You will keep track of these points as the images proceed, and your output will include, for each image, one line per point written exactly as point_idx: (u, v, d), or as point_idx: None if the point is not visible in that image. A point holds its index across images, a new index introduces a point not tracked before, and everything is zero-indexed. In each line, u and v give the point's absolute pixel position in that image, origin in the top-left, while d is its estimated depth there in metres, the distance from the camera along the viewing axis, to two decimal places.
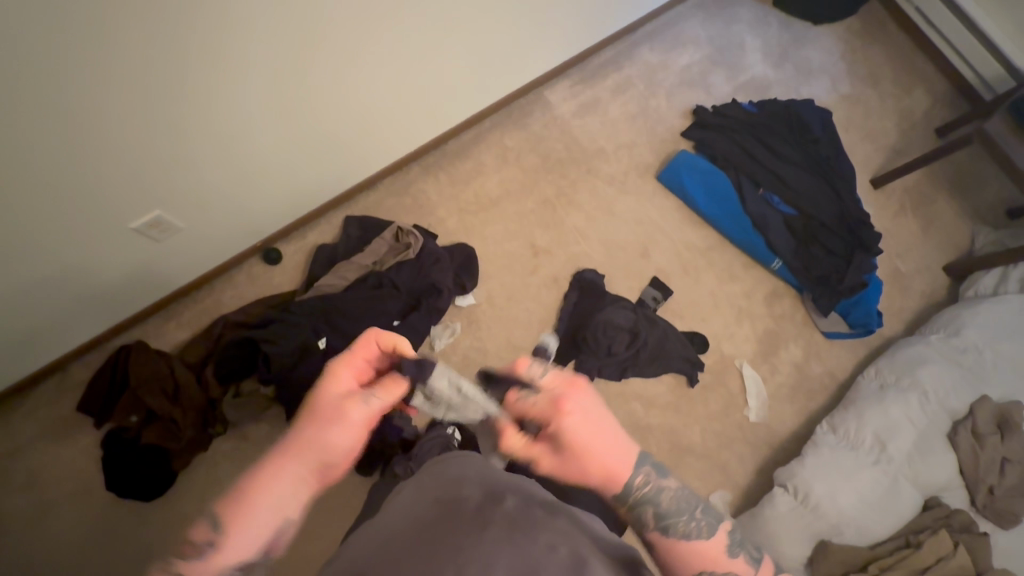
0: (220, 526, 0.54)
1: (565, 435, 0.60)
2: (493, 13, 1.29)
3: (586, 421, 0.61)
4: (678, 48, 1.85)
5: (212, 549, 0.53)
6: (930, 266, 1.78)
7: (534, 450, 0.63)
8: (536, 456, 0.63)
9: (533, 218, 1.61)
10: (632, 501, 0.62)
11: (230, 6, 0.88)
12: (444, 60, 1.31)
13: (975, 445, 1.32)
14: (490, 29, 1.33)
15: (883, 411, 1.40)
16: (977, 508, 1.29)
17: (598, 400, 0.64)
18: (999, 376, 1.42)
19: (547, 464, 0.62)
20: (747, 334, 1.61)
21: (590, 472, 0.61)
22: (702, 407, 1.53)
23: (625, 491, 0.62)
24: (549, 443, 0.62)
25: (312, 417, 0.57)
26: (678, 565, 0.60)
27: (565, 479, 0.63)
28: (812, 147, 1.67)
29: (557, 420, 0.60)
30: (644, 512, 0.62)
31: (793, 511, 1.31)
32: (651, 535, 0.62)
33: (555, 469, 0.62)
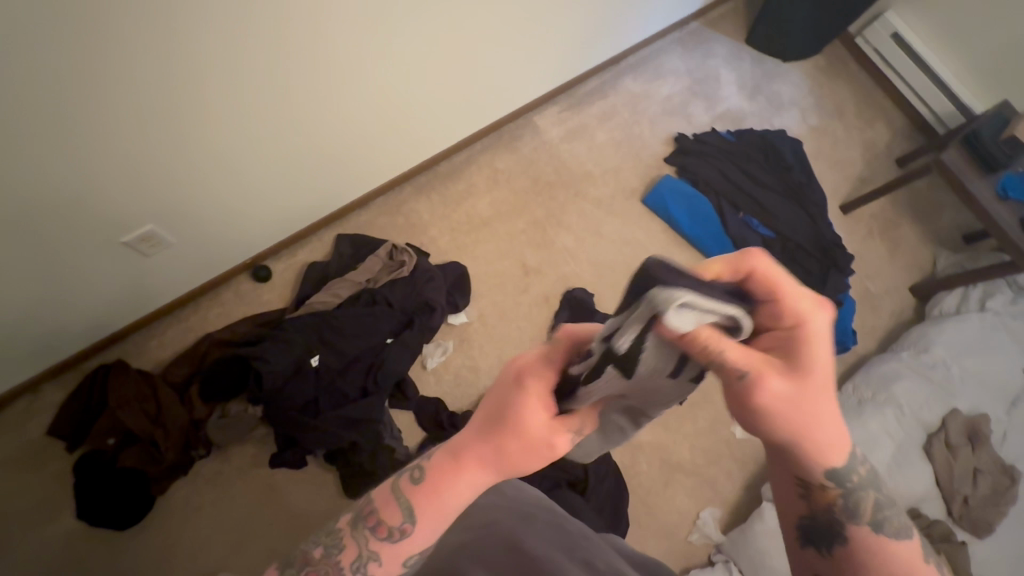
0: (404, 522, 0.53)
1: (815, 357, 0.48)
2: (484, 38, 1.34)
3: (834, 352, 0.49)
4: (660, 79, 1.95)
5: (391, 539, 0.53)
6: (897, 288, 1.88)
7: (761, 367, 0.48)
8: (765, 377, 0.48)
9: (524, 238, 1.64)
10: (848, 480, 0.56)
11: (236, 19, 0.90)
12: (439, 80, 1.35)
13: (949, 456, 1.40)
14: (482, 52, 1.38)
15: (863, 424, 1.43)
16: (954, 518, 1.35)
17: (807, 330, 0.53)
18: (966, 390, 1.50)
19: (780, 387, 0.49)
20: None
21: (817, 415, 0.51)
22: (690, 424, 1.55)
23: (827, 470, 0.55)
24: (786, 369, 0.48)
25: (509, 432, 0.49)
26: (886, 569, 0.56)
27: (787, 415, 0.50)
28: (786, 174, 1.77)
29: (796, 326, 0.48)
30: (862, 499, 0.57)
31: None
32: (855, 528, 0.57)
33: (787, 393, 0.49)
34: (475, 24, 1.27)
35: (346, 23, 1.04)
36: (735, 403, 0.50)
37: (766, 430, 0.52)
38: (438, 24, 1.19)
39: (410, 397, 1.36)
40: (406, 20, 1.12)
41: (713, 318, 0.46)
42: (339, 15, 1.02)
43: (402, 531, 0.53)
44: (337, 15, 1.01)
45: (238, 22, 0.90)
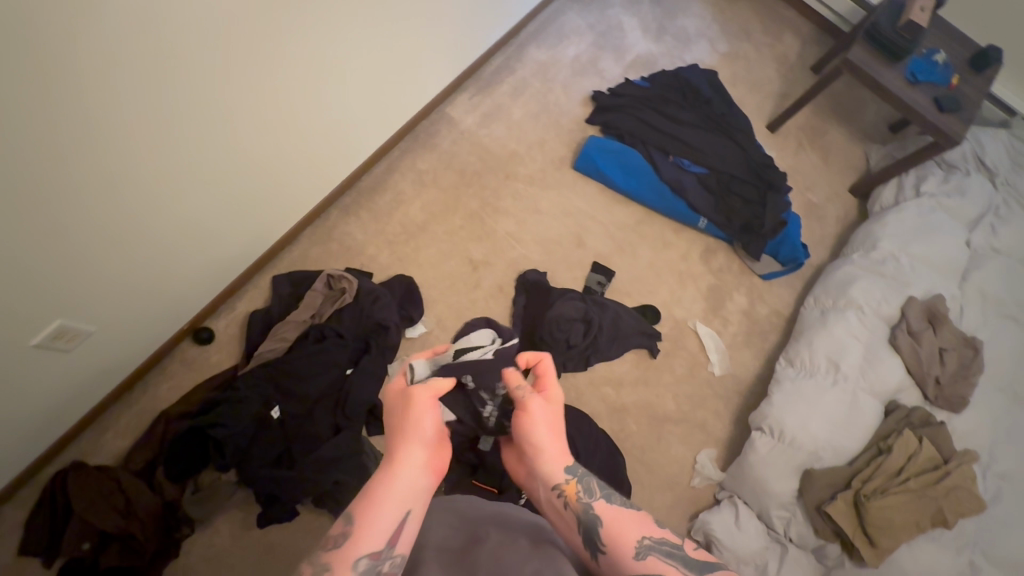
0: (343, 525, 0.54)
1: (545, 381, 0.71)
2: (372, 45, 1.29)
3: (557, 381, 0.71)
4: (563, 41, 1.91)
5: (335, 547, 0.53)
6: (838, 192, 1.91)
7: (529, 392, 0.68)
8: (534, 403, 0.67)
9: (464, 233, 1.61)
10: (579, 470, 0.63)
11: (101, 98, 0.83)
12: (335, 96, 1.30)
13: (914, 342, 1.42)
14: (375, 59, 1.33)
15: (829, 333, 1.48)
16: (930, 400, 1.40)
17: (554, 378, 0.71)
18: (918, 275, 1.54)
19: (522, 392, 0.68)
20: (693, 295, 1.66)
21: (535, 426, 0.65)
22: (668, 374, 1.57)
23: (595, 513, 0.59)
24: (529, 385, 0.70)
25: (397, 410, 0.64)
26: (623, 529, 0.57)
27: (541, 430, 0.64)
28: (706, 108, 1.77)
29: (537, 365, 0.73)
30: (591, 479, 0.62)
31: (774, 450, 1.36)
32: (598, 505, 0.60)
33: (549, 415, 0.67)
34: (360, 26, 1.22)
35: (221, 58, 0.97)
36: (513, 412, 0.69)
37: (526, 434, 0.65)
38: (320, 35, 1.14)
39: None
40: (286, 37, 1.07)
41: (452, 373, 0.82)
42: (210, 63, 0.96)
43: (343, 535, 0.53)
44: (208, 64, 0.95)
45: (109, 81, 0.82)
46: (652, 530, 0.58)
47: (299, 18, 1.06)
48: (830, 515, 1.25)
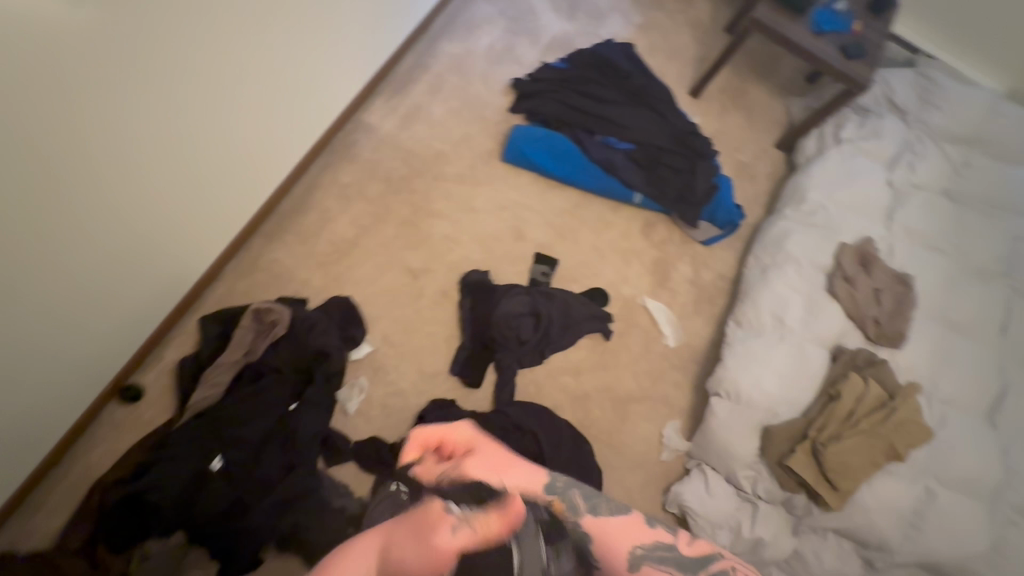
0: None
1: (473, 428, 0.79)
2: (270, 59, 1.21)
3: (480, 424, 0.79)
4: (475, 31, 1.85)
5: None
6: (765, 149, 1.94)
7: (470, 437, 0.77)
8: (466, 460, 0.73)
9: (398, 243, 1.55)
10: (558, 486, 0.70)
11: None
12: (239, 118, 1.21)
13: (850, 288, 1.47)
14: (275, 74, 1.25)
15: (771, 290, 1.50)
16: (874, 341, 1.44)
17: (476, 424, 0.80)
18: (847, 221, 1.59)
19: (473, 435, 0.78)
20: (639, 271, 1.66)
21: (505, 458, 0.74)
22: (625, 354, 1.57)
23: (585, 530, 0.66)
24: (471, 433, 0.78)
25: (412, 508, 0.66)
26: (608, 542, 0.65)
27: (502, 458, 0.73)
28: (627, 82, 1.76)
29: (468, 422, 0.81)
30: (573, 495, 0.69)
31: (733, 413, 1.38)
32: (585, 521, 0.67)
33: (497, 464, 0.71)
34: (253, 40, 1.13)
35: (96, 89, 0.87)
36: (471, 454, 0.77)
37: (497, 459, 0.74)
38: (209, 51, 1.04)
39: (345, 449, 1.29)
40: (168, 55, 0.96)
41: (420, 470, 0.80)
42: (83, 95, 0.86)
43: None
44: (81, 98, 0.85)
45: None
46: (632, 538, 0.65)
47: (180, 33, 0.96)
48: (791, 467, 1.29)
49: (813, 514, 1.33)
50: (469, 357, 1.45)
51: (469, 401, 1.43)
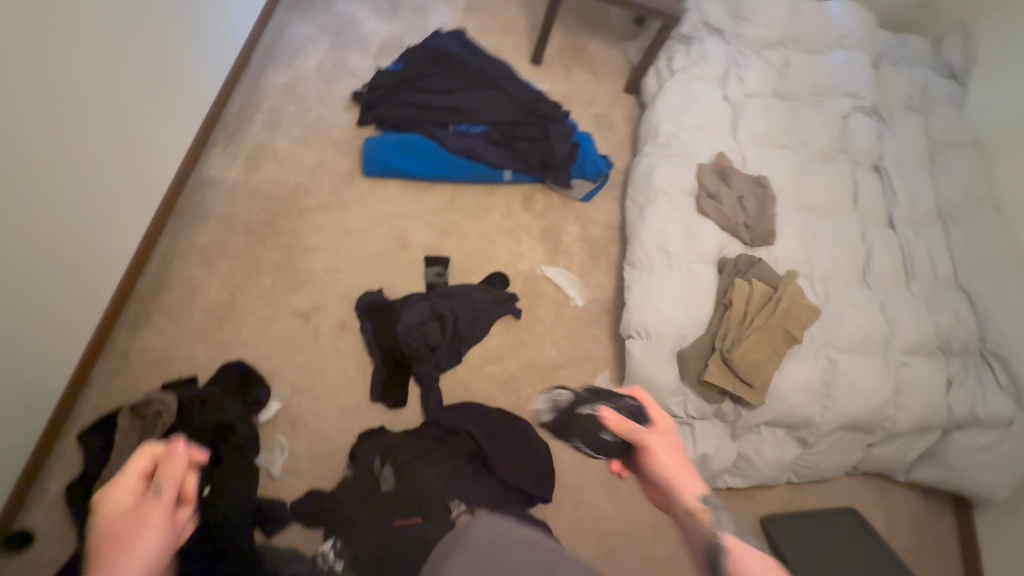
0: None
1: (663, 455, 0.83)
2: (72, 141, 1.10)
3: (677, 453, 0.84)
4: (300, 55, 1.79)
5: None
6: (615, 96, 2.01)
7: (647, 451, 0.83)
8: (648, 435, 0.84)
9: (280, 289, 1.48)
10: (712, 531, 0.73)
11: None
12: (55, 211, 1.09)
13: (716, 203, 1.57)
14: (85, 155, 1.14)
15: (651, 225, 1.57)
16: (750, 244, 1.55)
17: (675, 439, 0.86)
18: (698, 143, 1.69)
19: (658, 445, 0.84)
20: (530, 244, 1.69)
21: (679, 475, 0.81)
22: (538, 326, 1.59)
23: (722, 544, 0.71)
24: (645, 455, 0.84)
25: None
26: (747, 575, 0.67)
27: (668, 469, 0.82)
28: (464, 68, 1.76)
29: (648, 440, 0.84)
30: (718, 542, 0.71)
31: (648, 349, 1.43)
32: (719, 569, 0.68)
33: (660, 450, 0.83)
34: (32, 121, 0.99)
35: None
36: (664, 457, 0.83)
37: (661, 477, 0.82)
38: None
39: (282, 512, 1.24)
40: None
41: (606, 427, 0.90)
42: None
43: None
44: None
45: None
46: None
47: None
48: (711, 381, 1.36)
49: (740, 416, 1.42)
50: (385, 380, 1.42)
51: (400, 423, 1.39)
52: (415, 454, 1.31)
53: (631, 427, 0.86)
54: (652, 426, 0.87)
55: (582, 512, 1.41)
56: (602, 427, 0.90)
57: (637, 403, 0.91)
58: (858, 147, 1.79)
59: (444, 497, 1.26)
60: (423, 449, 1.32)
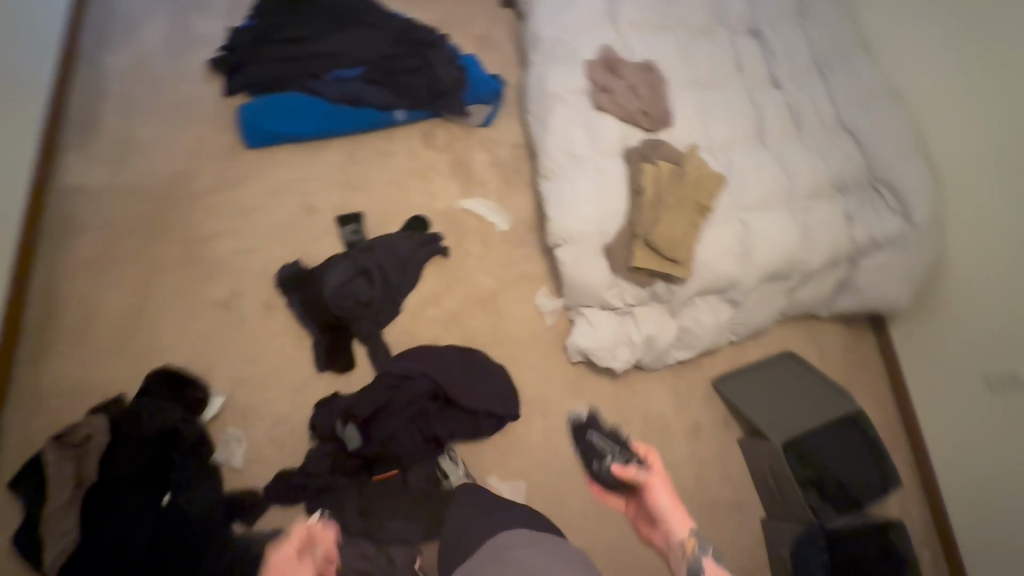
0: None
1: (659, 489, 1.28)
2: None
3: (674, 497, 1.26)
4: (137, 31, 1.64)
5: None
6: (494, 12, 1.94)
7: (646, 483, 1.29)
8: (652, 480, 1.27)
9: (189, 284, 1.39)
10: (692, 555, 1.17)
11: None
12: None
13: (610, 97, 1.58)
14: None
15: (553, 133, 1.57)
16: (650, 129, 1.58)
17: (666, 484, 1.28)
18: (581, 41, 1.67)
19: (664, 490, 1.27)
20: (442, 181, 1.65)
21: (670, 513, 1.25)
22: (470, 259, 1.59)
23: (704, 562, 1.16)
24: (639, 481, 1.29)
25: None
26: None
27: (665, 503, 1.26)
28: (323, 10, 1.64)
29: (648, 476, 1.29)
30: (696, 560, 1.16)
31: (576, 251, 1.46)
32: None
33: (656, 484, 1.27)
34: None
35: None
36: (660, 489, 1.28)
37: (659, 505, 1.26)
38: None
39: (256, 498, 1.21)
40: None
41: (599, 438, 1.45)
42: None
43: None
44: None
45: None
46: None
47: None
48: (639, 265, 1.43)
49: (677, 291, 1.48)
50: (327, 347, 1.39)
51: (353, 383, 1.37)
52: (377, 409, 1.30)
53: (633, 472, 1.30)
54: (647, 469, 1.30)
55: (549, 417, 1.48)
56: (596, 433, 1.45)
57: (648, 461, 1.31)
58: (733, 15, 1.83)
59: (418, 443, 1.31)
60: (392, 403, 1.31)
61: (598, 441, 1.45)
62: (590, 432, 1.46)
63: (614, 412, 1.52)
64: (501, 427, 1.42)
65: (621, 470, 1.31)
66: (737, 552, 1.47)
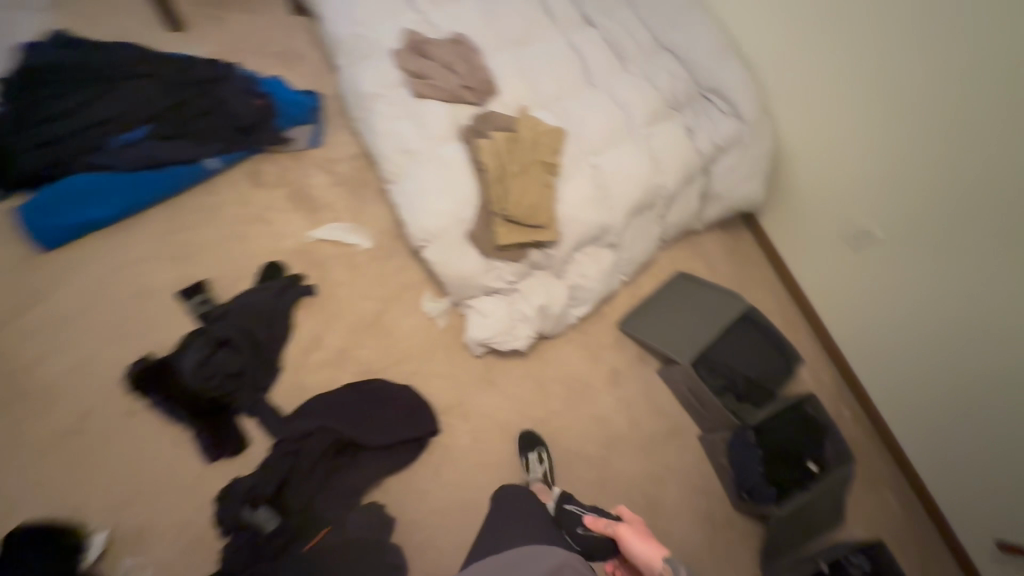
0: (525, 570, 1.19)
1: (629, 535, 1.22)
2: None
3: (643, 536, 1.22)
4: None
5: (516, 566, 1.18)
6: (287, 25, 1.80)
7: (618, 530, 1.24)
8: (620, 526, 1.24)
9: (21, 424, 1.20)
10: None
11: None
12: None
13: (427, 81, 1.51)
14: None
15: (382, 135, 1.49)
16: (478, 103, 1.53)
17: (637, 526, 1.25)
18: (381, 30, 1.57)
19: (632, 531, 1.23)
20: (286, 219, 1.53)
21: (648, 552, 1.19)
22: (341, 290, 1.50)
23: None
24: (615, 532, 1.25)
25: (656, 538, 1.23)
26: None
27: (638, 543, 1.20)
28: (78, 72, 1.44)
29: (616, 525, 1.25)
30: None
31: (441, 249, 1.40)
32: None
33: (628, 532, 1.23)
34: None
35: None
36: (632, 535, 1.22)
37: (635, 547, 1.20)
38: None
39: None
40: None
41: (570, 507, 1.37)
42: None
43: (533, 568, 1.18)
44: None
45: None
46: None
47: None
48: (505, 243, 1.39)
49: (555, 255, 1.49)
50: (209, 434, 1.25)
51: (252, 461, 1.26)
52: (287, 477, 1.22)
53: (602, 524, 1.28)
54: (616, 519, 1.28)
55: (471, 416, 1.46)
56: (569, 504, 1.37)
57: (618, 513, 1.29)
58: None
59: (342, 493, 1.27)
60: (303, 463, 1.24)
61: (576, 507, 1.37)
62: (566, 505, 1.37)
63: (533, 389, 1.53)
64: (425, 445, 1.38)
65: (595, 522, 1.28)
66: (685, 473, 1.54)
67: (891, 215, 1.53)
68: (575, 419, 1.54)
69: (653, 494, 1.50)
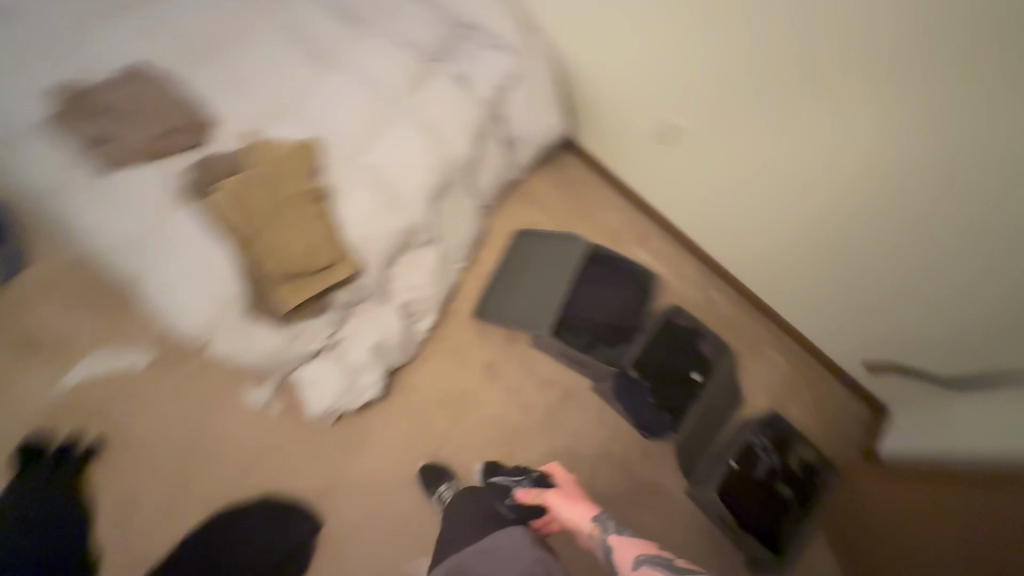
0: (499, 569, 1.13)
1: (559, 502, 1.20)
2: None
3: (574, 498, 1.20)
4: None
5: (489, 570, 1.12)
6: None
7: (549, 494, 1.22)
8: (548, 496, 1.20)
9: None
10: (607, 542, 1.09)
11: None
12: None
13: (115, 146, 1.20)
14: None
15: (88, 228, 1.20)
16: (195, 147, 1.23)
17: (571, 489, 1.23)
18: (25, 99, 1.23)
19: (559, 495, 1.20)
20: (27, 377, 1.22)
21: (578, 512, 1.17)
22: (136, 427, 1.23)
23: (609, 543, 1.09)
24: (545, 497, 1.22)
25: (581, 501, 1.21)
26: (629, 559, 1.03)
27: (567, 507, 1.18)
28: None
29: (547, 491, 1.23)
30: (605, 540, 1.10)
31: (225, 340, 1.17)
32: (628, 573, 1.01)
33: (556, 497, 1.20)
34: None
35: None
36: (565, 502, 1.20)
37: (567, 512, 1.18)
38: None
39: None
40: None
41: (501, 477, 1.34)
42: None
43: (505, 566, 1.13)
44: None
45: None
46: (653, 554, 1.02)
47: None
48: (290, 306, 1.17)
49: (370, 284, 1.30)
50: None
51: None
52: None
53: (533, 495, 1.24)
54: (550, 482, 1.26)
55: (351, 488, 1.31)
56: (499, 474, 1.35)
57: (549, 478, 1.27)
58: None
59: None
60: None
61: (505, 478, 1.33)
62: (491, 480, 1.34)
63: (410, 426, 1.39)
64: (314, 544, 1.25)
65: (524, 495, 1.24)
66: (594, 430, 1.51)
67: (767, 123, 1.31)
68: (465, 433, 1.43)
69: (568, 466, 1.46)
